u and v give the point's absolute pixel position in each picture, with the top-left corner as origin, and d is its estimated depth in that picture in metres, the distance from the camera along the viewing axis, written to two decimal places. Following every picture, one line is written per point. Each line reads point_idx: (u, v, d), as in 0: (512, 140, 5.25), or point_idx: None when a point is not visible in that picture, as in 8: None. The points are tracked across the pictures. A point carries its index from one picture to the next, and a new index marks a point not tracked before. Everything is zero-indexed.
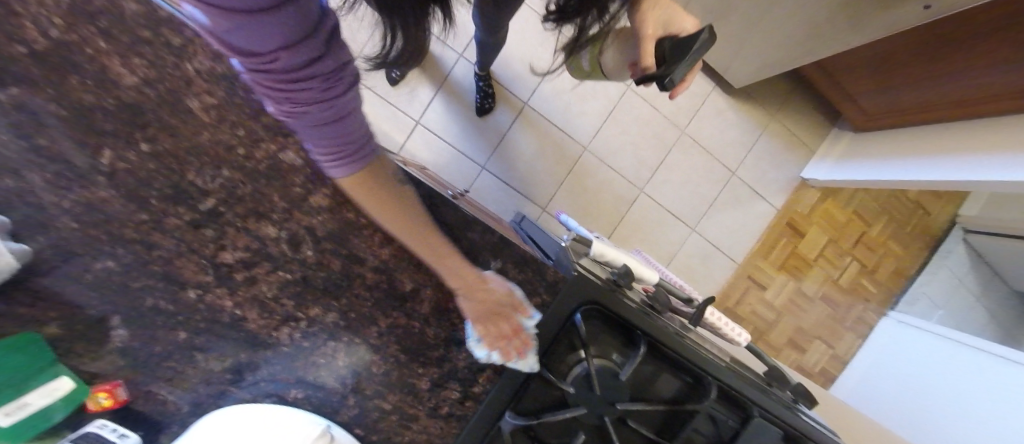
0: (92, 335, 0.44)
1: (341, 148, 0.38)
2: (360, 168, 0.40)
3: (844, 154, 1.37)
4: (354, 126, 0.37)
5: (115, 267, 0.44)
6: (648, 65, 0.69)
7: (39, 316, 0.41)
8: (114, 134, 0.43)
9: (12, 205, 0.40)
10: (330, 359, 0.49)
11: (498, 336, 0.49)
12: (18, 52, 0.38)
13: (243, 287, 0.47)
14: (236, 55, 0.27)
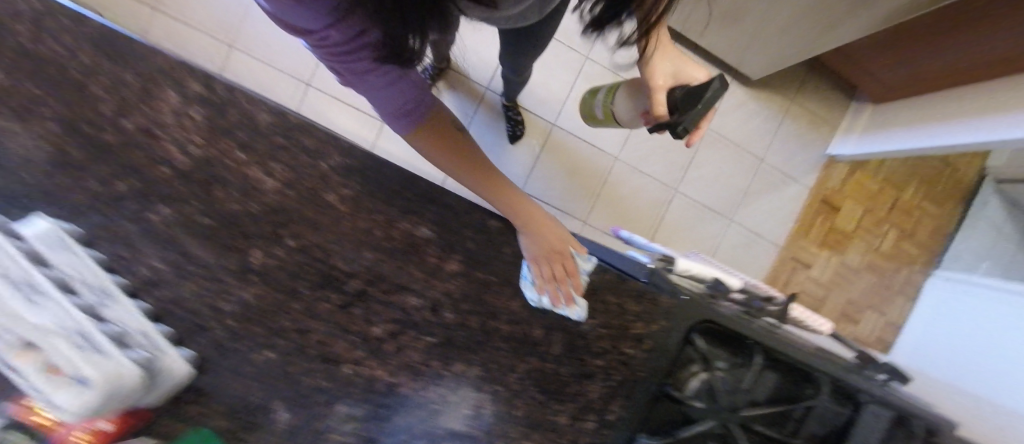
0: (261, 420, 0.49)
1: (401, 113, 0.48)
2: (419, 129, 0.51)
3: (866, 128, 1.41)
4: (408, 95, 0.46)
5: (276, 356, 0.50)
6: (660, 113, 0.73)
7: (211, 412, 0.47)
8: (261, 236, 0.48)
9: (177, 311, 0.48)
10: (476, 408, 0.53)
11: (557, 280, 0.53)
12: (168, 174, 0.47)
13: (393, 355, 0.52)
14: (297, 31, 0.36)
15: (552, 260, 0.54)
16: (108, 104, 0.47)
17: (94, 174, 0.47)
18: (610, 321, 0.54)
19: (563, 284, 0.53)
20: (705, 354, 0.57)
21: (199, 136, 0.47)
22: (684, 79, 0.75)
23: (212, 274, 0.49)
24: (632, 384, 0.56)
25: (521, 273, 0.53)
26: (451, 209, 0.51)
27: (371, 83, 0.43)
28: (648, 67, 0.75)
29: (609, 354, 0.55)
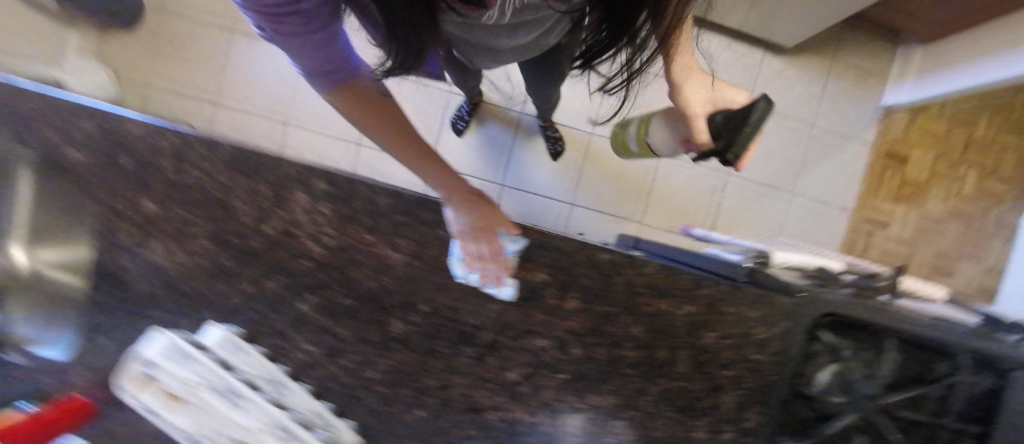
0: None
1: (319, 70, 0.45)
2: (335, 86, 0.48)
3: (923, 69, 1.34)
4: (330, 56, 0.44)
5: (427, 414, 0.55)
6: (704, 141, 0.70)
7: None
8: (398, 305, 0.53)
9: (339, 384, 0.54)
10: (617, 431, 0.56)
11: (482, 258, 0.50)
12: (308, 265, 0.52)
13: (532, 396, 0.55)
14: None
15: (483, 236, 0.52)
16: (247, 213, 0.52)
17: (250, 276, 0.53)
18: (733, 332, 0.55)
19: (490, 263, 0.50)
20: (835, 348, 0.58)
21: (330, 226, 0.51)
22: (724, 102, 0.70)
23: (359, 347, 0.53)
24: (763, 389, 0.58)
25: (639, 301, 0.53)
26: (561, 250, 0.51)
27: (304, 45, 0.41)
28: (679, 90, 0.72)
29: (736, 362, 0.56)
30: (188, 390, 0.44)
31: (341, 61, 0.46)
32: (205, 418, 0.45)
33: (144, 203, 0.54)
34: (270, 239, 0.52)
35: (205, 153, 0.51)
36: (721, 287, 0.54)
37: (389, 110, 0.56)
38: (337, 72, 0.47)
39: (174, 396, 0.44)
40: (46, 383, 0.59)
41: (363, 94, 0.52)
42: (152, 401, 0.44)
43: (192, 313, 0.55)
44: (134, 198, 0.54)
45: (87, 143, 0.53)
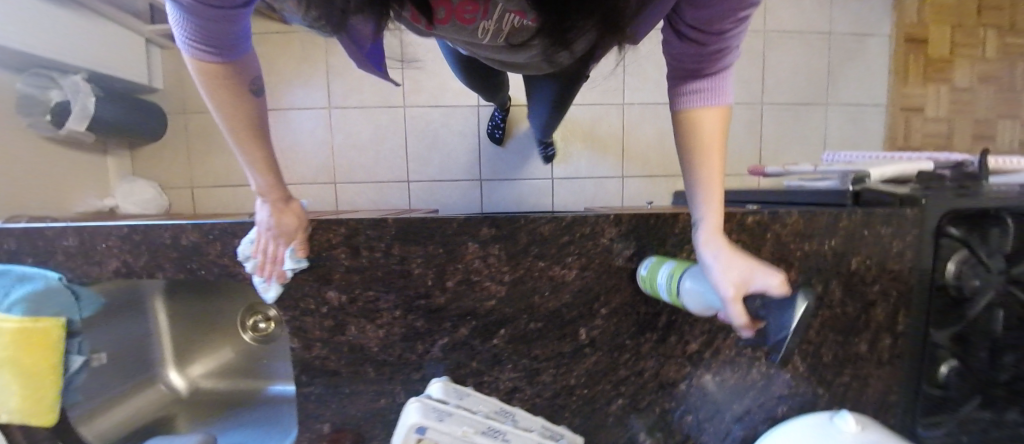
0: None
1: (210, 41, 0.38)
2: (211, 60, 0.40)
3: None
4: (227, 31, 0.38)
5: (627, 401, 0.61)
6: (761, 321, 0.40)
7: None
8: (580, 316, 0.58)
9: (545, 397, 0.60)
10: (792, 367, 0.63)
11: (267, 257, 0.56)
12: (493, 304, 0.58)
13: (713, 359, 0.61)
14: None
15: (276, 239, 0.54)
16: (428, 275, 0.57)
17: (444, 329, 0.58)
18: (874, 251, 0.61)
19: (276, 263, 0.56)
20: (966, 238, 0.63)
21: (504, 265, 0.57)
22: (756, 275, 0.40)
23: (557, 361, 0.59)
24: (910, 294, 0.63)
25: (790, 248, 0.59)
26: None
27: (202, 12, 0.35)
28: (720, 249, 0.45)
29: (882, 277, 0.62)
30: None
31: (228, 40, 0.39)
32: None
33: (329, 295, 0.58)
34: (453, 293, 0.58)
35: (379, 234, 0.56)
36: (856, 216, 0.59)
37: (253, 108, 0.47)
38: (223, 47, 0.39)
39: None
40: None
41: (237, 83, 0.44)
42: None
43: (397, 378, 0.60)
44: (319, 294, 0.58)
45: None
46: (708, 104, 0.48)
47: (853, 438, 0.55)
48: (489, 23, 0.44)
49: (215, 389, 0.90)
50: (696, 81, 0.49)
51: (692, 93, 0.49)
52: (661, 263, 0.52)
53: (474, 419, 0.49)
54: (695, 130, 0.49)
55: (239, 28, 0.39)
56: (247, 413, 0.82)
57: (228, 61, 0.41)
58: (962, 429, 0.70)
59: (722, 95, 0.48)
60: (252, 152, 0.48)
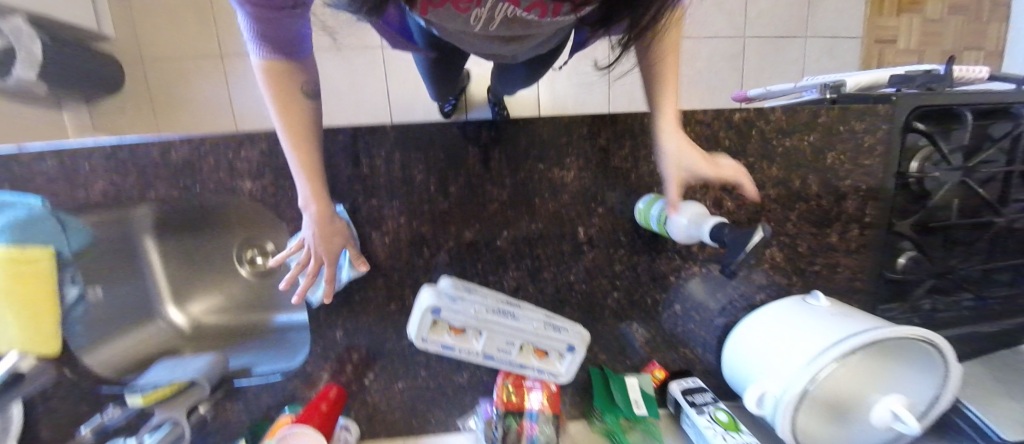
0: (629, 340, 0.69)
1: (278, 42, 0.44)
2: (278, 60, 0.45)
3: None
4: (287, 28, 0.43)
5: (623, 294, 0.66)
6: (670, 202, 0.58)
7: (603, 343, 0.68)
8: (580, 215, 0.62)
9: (549, 293, 0.64)
10: (769, 259, 0.69)
11: (311, 275, 0.56)
12: (496, 207, 0.60)
13: (701, 252, 0.66)
14: None
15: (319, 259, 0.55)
16: (431, 182, 0.58)
17: (450, 234, 0.61)
18: (846, 147, 0.66)
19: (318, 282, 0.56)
20: (926, 133, 0.69)
21: (506, 169, 0.59)
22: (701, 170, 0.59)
23: (558, 259, 0.63)
24: (877, 188, 0.69)
25: (774, 145, 0.63)
26: (705, 122, 0.61)
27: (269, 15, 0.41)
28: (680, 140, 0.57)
29: (851, 172, 0.68)
30: (479, 321, 0.50)
31: (288, 39, 0.44)
32: (496, 337, 0.52)
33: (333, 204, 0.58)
34: (457, 197, 0.59)
35: (378, 141, 0.56)
36: (831, 114, 0.64)
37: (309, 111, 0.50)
38: (286, 47, 0.44)
39: (462, 328, 0.51)
40: (296, 386, 0.68)
41: (296, 83, 0.48)
42: (446, 341, 0.50)
43: (407, 284, 0.62)
44: None
45: (259, 172, 0.58)
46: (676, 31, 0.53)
47: (825, 311, 0.63)
48: (483, 11, 0.47)
49: (219, 325, 0.87)
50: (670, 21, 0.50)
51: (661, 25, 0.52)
52: (656, 200, 0.59)
53: (485, 302, 0.53)
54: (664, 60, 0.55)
55: (295, 28, 0.44)
56: (254, 343, 0.82)
57: (293, 60, 0.46)
58: (918, 314, 0.78)
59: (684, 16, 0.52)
60: (302, 156, 0.51)
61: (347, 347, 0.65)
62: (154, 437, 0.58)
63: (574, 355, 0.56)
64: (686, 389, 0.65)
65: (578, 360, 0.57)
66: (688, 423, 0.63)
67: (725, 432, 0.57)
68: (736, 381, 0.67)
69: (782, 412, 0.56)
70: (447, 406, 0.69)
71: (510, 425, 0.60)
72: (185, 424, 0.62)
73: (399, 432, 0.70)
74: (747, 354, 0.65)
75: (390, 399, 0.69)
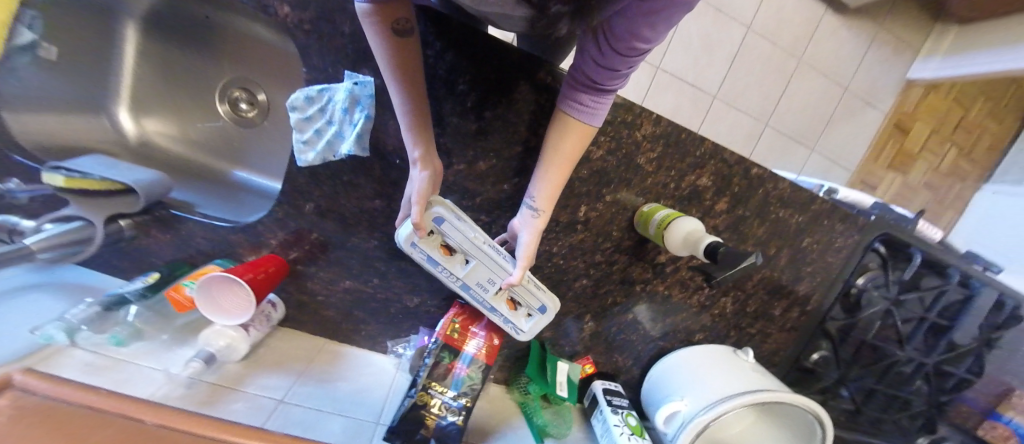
0: (577, 327, 0.71)
1: None
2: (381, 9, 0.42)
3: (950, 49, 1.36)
4: None
5: (591, 282, 0.68)
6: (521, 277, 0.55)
7: (553, 321, 0.70)
8: (587, 194, 0.63)
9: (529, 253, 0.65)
10: (720, 306, 0.75)
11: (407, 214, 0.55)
12: (517, 151, 0.60)
13: (671, 275, 0.70)
14: None
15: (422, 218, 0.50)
16: (469, 98, 0.57)
17: (465, 156, 0.59)
18: (823, 238, 0.73)
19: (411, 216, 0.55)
20: (883, 257, 0.78)
21: (544, 119, 0.59)
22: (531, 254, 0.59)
23: (550, 227, 0.64)
24: (826, 284, 0.78)
25: (770, 209, 0.69)
26: (726, 162, 0.65)
27: None
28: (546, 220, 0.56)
29: (817, 261, 0.75)
30: (471, 248, 0.53)
31: None
32: (479, 269, 0.55)
33: (364, 73, 0.54)
34: (486, 125, 0.58)
35: (436, 33, 0.53)
36: (826, 205, 0.71)
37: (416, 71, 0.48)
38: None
39: (454, 252, 0.55)
40: (237, 241, 0.62)
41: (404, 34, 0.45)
42: (433, 255, 0.54)
43: (399, 186, 0.60)
44: (353, 68, 0.54)
45: (302, 2, 0.51)
46: (584, 121, 0.51)
47: (747, 364, 0.69)
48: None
49: (173, 154, 0.76)
50: (594, 92, 0.50)
51: (578, 101, 0.51)
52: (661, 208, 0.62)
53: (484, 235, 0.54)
54: (564, 135, 0.52)
55: None
56: (202, 184, 0.75)
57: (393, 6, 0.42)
58: None
59: (601, 117, 0.52)
60: (414, 106, 0.49)
61: (309, 223, 0.61)
62: (58, 229, 0.53)
63: (542, 317, 0.60)
64: (607, 388, 0.69)
65: (543, 321, 0.60)
66: (597, 418, 0.66)
67: (632, 434, 0.61)
68: (648, 400, 0.72)
69: (680, 432, 0.60)
70: (384, 321, 0.67)
71: (443, 359, 0.59)
72: (101, 229, 0.57)
73: (323, 329, 0.67)
74: (668, 377, 0.70)
75: (329, 294, 0.65)
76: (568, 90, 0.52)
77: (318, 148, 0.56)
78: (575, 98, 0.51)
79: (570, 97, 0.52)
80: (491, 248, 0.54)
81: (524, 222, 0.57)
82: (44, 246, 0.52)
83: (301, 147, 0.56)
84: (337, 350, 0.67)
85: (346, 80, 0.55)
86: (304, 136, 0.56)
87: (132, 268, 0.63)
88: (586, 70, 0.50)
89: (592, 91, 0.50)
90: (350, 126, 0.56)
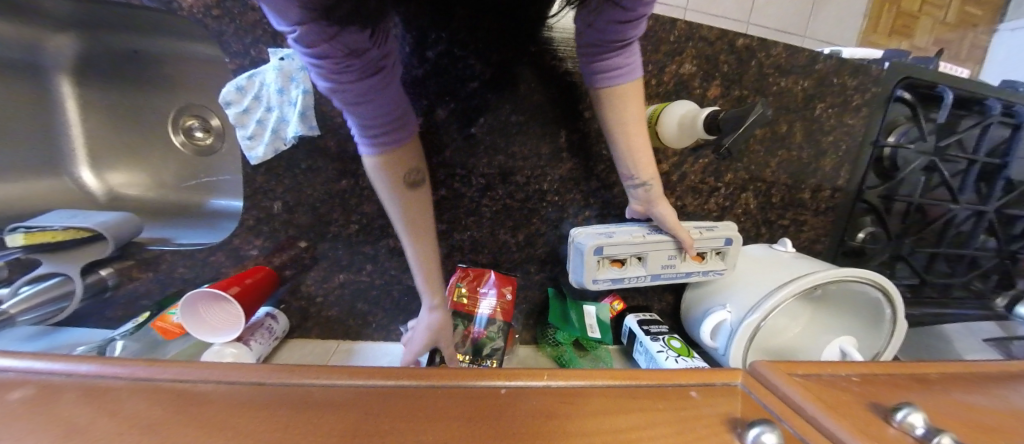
0: None
1: (388, 123, 0.38)
2: (394, 140, 0.39)
3: None
4: (381, 104, 0.36)
5: (593, 213, 0.63)
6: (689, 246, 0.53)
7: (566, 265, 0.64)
8: (561, 116, 0.57)
9: (519, 196, 0.60)
10: (743, 204, 0.68)
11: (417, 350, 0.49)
12: (473, 87, 0.54)
13: (680, 184, 0.63)
14: None
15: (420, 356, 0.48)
16: (406, 41, 0.52)
17: (418, 109, 0.55)
18: (837, 100, 0.66)
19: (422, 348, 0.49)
20: (912, 105, 0.69)
21: (491, 44, 0.53)
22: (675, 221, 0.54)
23: (533, 163, 0.59)
24: (853, 152, 0.70)
25: (769, 82, 0.62)
26: (706, 40, 0.58)
27: (361, 93, 0.35)
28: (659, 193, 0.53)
29: (837, 128, 0.68)
30: (641, 248, 0.52)
31: (392, 113, 0.38)
32: (657, 255, 0.53)
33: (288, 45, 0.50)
34: (434, 66, 0.53)
35: None
36: (831, 62, 0.63)
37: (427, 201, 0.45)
38: (390, 127, 0.38)
39: (625, 260, 0.53)
40: (219, 261, 0.59)
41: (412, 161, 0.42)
42: (614, 275, 0.53)
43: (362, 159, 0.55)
44: (277, 42, 0.50)
45: None
46: (623, 82, 0.46)
47: (787, 255, 0.62)
48: None
49: (144, 200, 0.74)
50: (618, 54, 0.45)
51: (604, 70, 0.46)
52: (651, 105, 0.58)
53: (630, 228, 0.54)
54: (621, 108, 0.47)
55: (371, 84, 0.35)
56: (180, 220, 0.73)
57: (398, 138, 0.39)
58: None
59: (636, 67, 0.46)
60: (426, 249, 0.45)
61: (283, 222, 0.57)
62: (34, 288, 0.51)
63: (732, 249, 0.56)
64: (642, 320, 0.63)
65: (736, 252, 0.56)
66: (638, 351, 0.61)
67: (678, 355, 0.56)
68: (689, 322, 0.66)
69: (731, 342, 0.54)
70: (391, 307, 0.63)
71: (458, 326, 0.56)
72: (77, 280, 0.53)
73: (332, 332, 0.63)
74: (702, 290, 0.64)
75: (327, 293, 0.61)
76: (589, 62, 0.47)
77: (265, 139, 0.53)
78: (600, 69, 0.46)
79: (594, 70, 0.47)
80: (654, 235, 0.53)
81: (640, 201, 0.54)
82: (24, 307, 0.50)
83: (247, 141, 0.53)
84: (352, 348, 0.63)
85: (273, 57, 0.51)
86: (248, 130, 0.53)
87: (127, 317, 0.61)
88: (602, 36, 0.43)
89: (612, 59, 0.45)
90: (290, 106, 0.52)
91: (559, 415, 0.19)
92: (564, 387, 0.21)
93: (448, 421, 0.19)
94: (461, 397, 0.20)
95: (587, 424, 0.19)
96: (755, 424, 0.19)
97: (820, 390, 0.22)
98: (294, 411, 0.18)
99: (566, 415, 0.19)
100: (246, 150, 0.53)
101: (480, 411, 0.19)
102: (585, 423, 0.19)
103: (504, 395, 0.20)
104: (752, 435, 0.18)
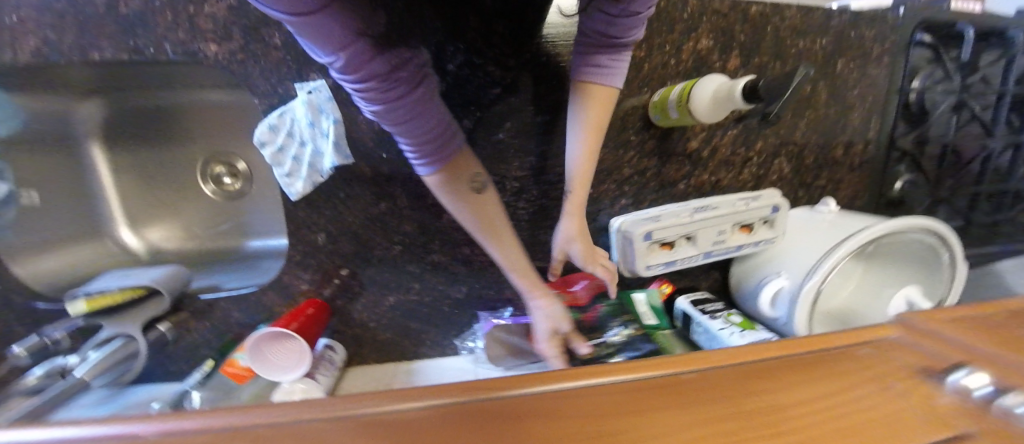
0: None
1: (437, 139, 0.35)
2: (445, 157, 0.36)
3: None
4: (427, 120, 0.34)
5: (630, 201, 0.62)
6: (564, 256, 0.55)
7: None
8: None
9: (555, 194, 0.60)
10: (777, 171, 0.67)
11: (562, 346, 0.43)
12: (496, 92, 0.55)
13: (711, 159, 0.63)
14: None
15: (564, 349, 0.42)
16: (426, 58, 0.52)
17: None
18: (857, 53, 0.65)
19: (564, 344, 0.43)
20: (932, 47, 0.67)
21: (508, 48, 0.53)
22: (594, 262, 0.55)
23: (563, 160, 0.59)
24: (880, 101, 0.69)
25: (787, 45, 0.61)
26: (720, 13, 0.58)
27: (407, 110, 0.33)
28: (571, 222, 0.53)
29: (861, 80, 0.67)
30: (689, 227, 0.52)
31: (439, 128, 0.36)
32: (706, 232, 0.53)
33: (313, 78, 0.51)
34: (456, 78, 0.53)
35: None
36: (846, 15, 0.62)
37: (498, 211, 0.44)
38: (441, 144, 0.36)
39: (674, 242, 0.53)
40: (272, 300, 0.60)
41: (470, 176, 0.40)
42: (666, 259, 0.53)
43: (397, 179, 0.55)
44: (302, 78, 0.51)
45: (226, 34, 0.50)
46: (602, 85, 0.45)
47: (830, 214, 0.61)
48: None
49: (184, 251, 0.76)
50: (606, 50, 0.43)
51: (588, 65, 0.45)
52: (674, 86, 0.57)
53: (676, 210, 0.54)
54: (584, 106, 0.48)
55: (415, 100, 0.33)
56: (223, 266, 0.74)
57: (448, 153, 0.37)
58: None
59: (620, 74, 0.45)
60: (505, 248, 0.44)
61: (329, 252, 0.58)
62: (101, 352, 0.52)
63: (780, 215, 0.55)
64: (693, 300, 0.63)
65: (784, 218, 0.55)
66: (697, 333, 0.60)
67: (741, 330, 0.55)
68: (742, 297, 0.65)
69: (793, 310, 0.53)
70: (443, 323, 0.63)
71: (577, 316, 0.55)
72: (140, 339, 0.55)
73: (389, 354, 0.64)
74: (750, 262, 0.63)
75: (379, 317, 0.62)
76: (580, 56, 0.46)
77: (303, 173, 0.54)
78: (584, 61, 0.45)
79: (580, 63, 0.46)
80: (701, 213, 0.53)
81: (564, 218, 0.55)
82: (96, 372, 0.50)
83: (285, 178, 0.54)
84: (410, 369, 0.63)
85: (300, 93, 0.52)
86: (285, 168, 0.54)
87: (188, 367, 0.62)
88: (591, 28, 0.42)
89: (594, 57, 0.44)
90: (323, 138, 0.53)
91: (761, 393, 0.18)
92: (736, 368, 0.20)
93: (673, 417, 0.17)
94: (662, 390, 0.18)
95: (793, 395, 0.18)
96: (956, 368, 0.19)
97: (974, 332, 0.22)
98: (501, 429, 0.16)
99: (766, 391, 0.18)
100: (283, 188, 0.55)
101: (688, 399, 0.18)
102: (782, 395, 0.18)
103: (687, 381, 0.19)
104: (954, 380, 0.19)
